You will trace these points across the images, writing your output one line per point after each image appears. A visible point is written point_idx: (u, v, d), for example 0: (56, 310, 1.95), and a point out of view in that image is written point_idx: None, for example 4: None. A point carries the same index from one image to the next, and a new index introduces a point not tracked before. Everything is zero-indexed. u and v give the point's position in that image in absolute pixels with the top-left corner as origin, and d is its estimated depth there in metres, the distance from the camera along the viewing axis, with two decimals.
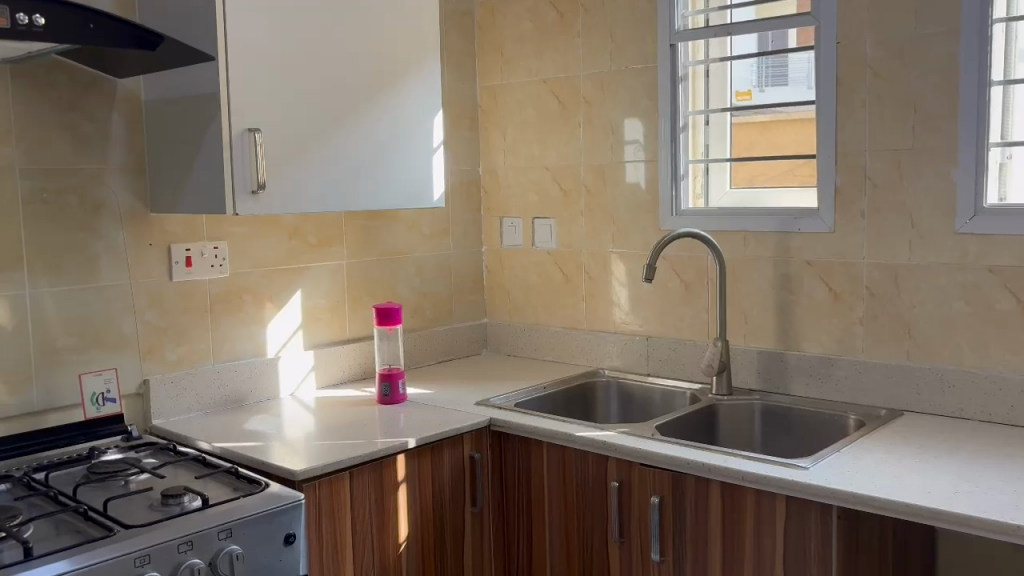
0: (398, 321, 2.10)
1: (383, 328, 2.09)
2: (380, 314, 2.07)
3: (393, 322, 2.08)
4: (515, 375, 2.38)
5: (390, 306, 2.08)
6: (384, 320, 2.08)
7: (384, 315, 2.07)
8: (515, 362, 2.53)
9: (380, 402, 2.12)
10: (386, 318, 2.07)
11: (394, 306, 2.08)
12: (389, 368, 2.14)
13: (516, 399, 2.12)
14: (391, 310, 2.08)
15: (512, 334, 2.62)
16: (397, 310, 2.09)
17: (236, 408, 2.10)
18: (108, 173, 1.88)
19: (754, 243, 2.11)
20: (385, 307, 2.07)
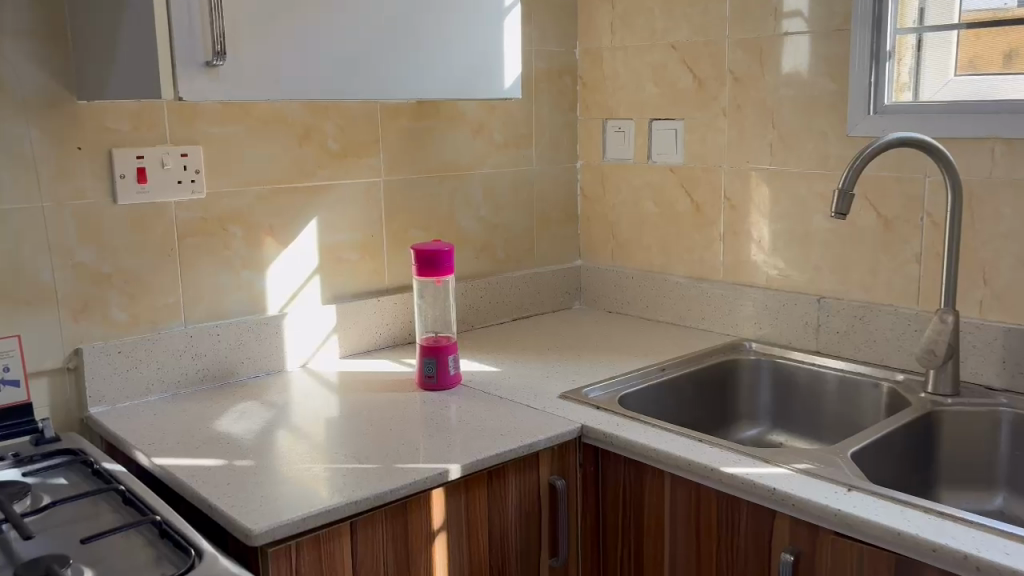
0: (448, 270, 1.41)
1: (425, 278, 1.41)
2: (420, 258, 1.39)
3: (439, 271, 1.40)
4: (618, 345, 1.67)
5: (435, 247, 1.39)
6: (425, 269, 1.39)
7: (426, 261, 1.39)
8: (618, 324, 1.82)
9: (419, 386, 1.44)
10: (429, 263, 1.39)
11: (442, 247, 1.39)
12: (435, 337, 1.46)
13: (620, 390, 1.43)
14: (437, 253, 1.39)
15: (615, 282, 1.92)
16: (446, 254, 1.40)
17: (219, 388, 1.46)
18: (6, 36, 1.22)
19: (1008, 159, 1.33)
20: (428, 248, 1.39)
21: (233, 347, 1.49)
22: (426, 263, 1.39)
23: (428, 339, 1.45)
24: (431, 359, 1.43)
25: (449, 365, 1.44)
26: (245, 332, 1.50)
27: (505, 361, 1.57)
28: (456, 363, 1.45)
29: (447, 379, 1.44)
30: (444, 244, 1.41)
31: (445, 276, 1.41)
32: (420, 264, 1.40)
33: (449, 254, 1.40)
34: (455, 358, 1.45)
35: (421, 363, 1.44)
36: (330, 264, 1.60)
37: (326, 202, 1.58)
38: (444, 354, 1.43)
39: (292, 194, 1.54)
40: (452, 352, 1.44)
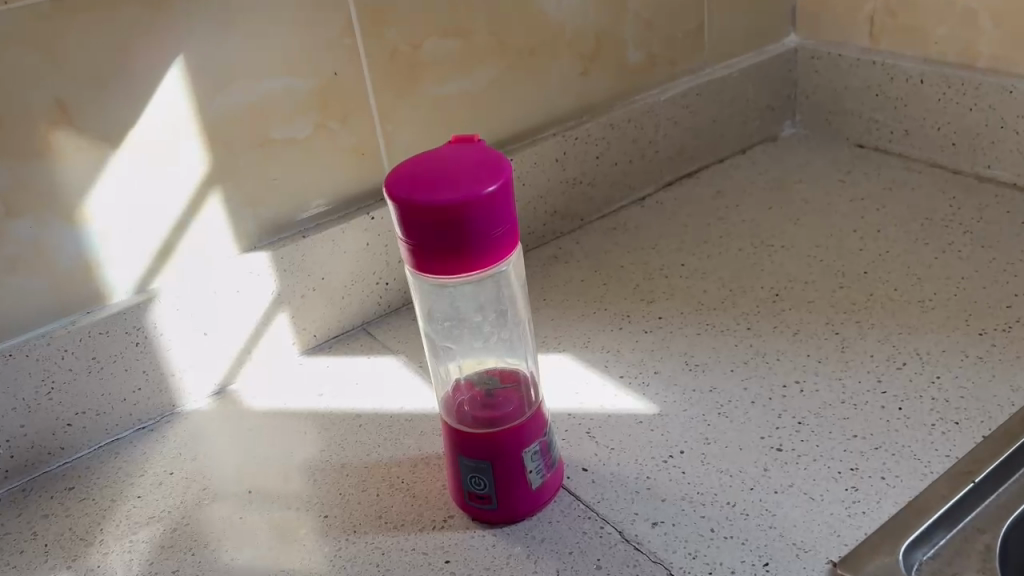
0: (502, 251, 0.49)
1: (437, 278, 0.49)
2: (412, 224, 0.47)
3: (477, 260, 0.48)
4: (918, 281, 0.74)
5: (453, 196, 0.46)
6: (432, 256, 0.48)
7: (431, 236, 0.47)
8: (891, 193, 0.86)
9: (457, 507, 0.58)
10: (443, 245, 0.47)
11: (474, 190, 0.46)
12: (489, 392, 0.56)
13: (989, 523, 0.53)
14: (463, 213, 0.46)
15: (874, 89, 0.92)
16: (488, 207, 0.47)
17: (14, 498, 0.64)
18: None
19: None
20: (433, 199, 0.46)
21: (31, 401, 0.64)
22: (433, 240, 0.47)
23: (467, 400, 0.56)
24: (476, 462, 0.54)
25: (524, 473, 0.55)
26: (52, 364, 0.64)
27: (664, 369, 0.68)
28: (545, 459, 0.56)
29: (520, 503, 0.56)
30: (482, 174, 0.47)
31: (494, 265, 0.49)
32: (416, 243, 0.48)
33: (499, 205, 0.47)
34: (543, 448, 0.56)
35: (453, 464, 0.56)
36: (242, 163, 0.69)
37: (199, 18, 0.63)
38: (507, 450, 0.54)
39: (99, 14, 0.60)
40: (530, 442, 0.55)
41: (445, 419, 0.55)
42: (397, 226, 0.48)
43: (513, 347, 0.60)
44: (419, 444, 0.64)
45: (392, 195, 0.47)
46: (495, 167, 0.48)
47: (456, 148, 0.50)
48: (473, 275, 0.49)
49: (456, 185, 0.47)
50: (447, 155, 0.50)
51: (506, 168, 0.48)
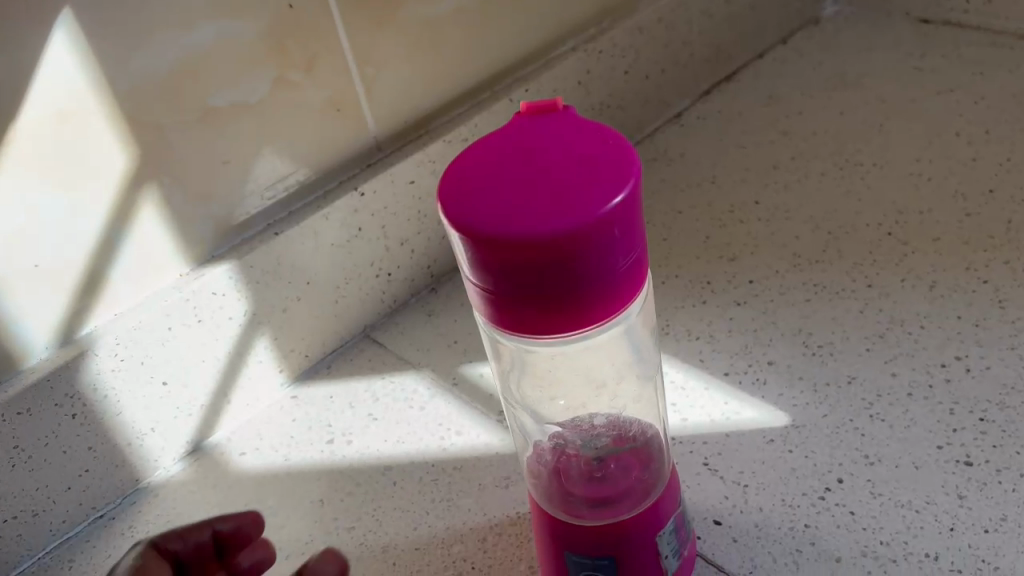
0: (626, 290, 0.33)
1: (533, 334, 0.33)
2: (491, 265, 0.31)
3: (592, 306, 0.32)
4: None
5: (555, 221, 0.30)
6: (524, 309, 0.32)
7: (520, 283, 0.31)
8: (986, 79, 0.70)
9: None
10: (543, 290, 0.31)
11: (586, 208, 0.30)
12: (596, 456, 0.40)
13: None
14: (574, 245, 0.30)
15: None
16: (607, 231, 0.31)
17: None
18: None
19: None
20: (522, 229, 0.30)
21: None
22: (525, 288, 0.31)
23: (566, 471, 0.40)
24: (592, 560, 0.38)
25: (658, 564, 0.39)
26: None
27: (780, 358, 0.52)
28: (681, 538, 0.40)
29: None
30: (592, 177, 0.31)
31: (617, 313, 0.33)
32: (498, 290, 0.32)
33: (622, 227, 0.31)
34: (677, 523, 0.40)
35: (555, 560, 0.40)
36: (180, 146, 0.49)
37: None
38: (635, 540, 0.38)
39: None
40: (663, 522, 0.39)
41: (542, 502, 0.39)
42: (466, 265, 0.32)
43: (640, 389, 0.44)
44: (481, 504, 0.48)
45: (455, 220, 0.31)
46: (610, 164, 0.32)
47: (542, 130, 0.33)
48: (586, 330, 0.33)
49: (555, 200, 0.31)
50: (529, 143, 0.33)
51: (628, 165, 0.31)
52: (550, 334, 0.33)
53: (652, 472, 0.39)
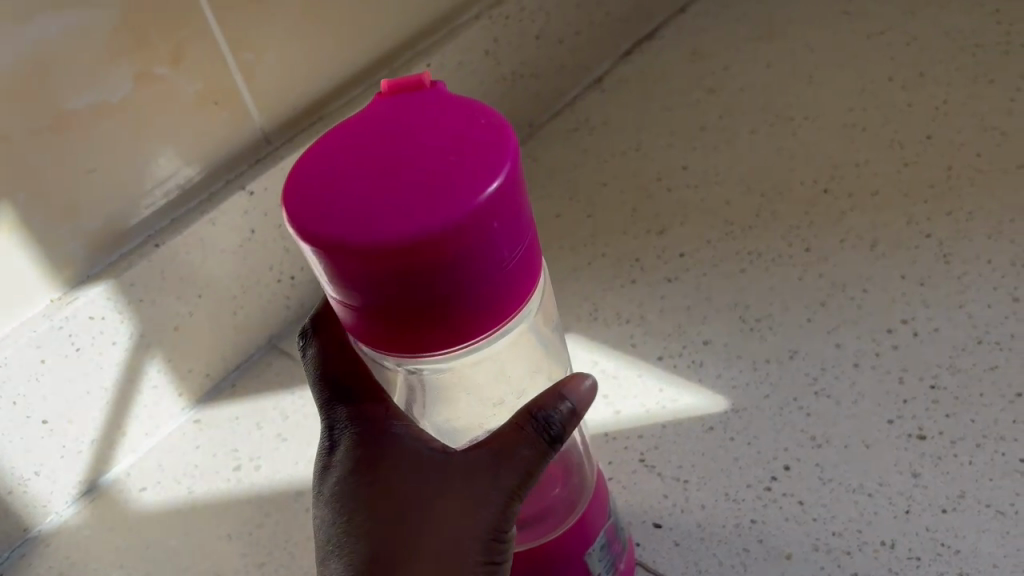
0: (516, 291, 0.28)
1: (419, 354, 0.29)
2: (353, 276, 0.26)
3: (484, 313, 0.28)
4: (1003, 137, 0.55)
5: (425, 221, 0.25)
6: (398, 322, 0.28)
7: (388, 294, 0.27)
8: (916, 18, 0.66)
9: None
10: (421, 299, 0.27)
11: (463, 200, 0.26)
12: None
13: None
14: (450, 246, 0.26)
15: None
16: (483, 227, 0.26)
17: None
18: None
19: None
20: (387, 235, 0.25)
21: None
22: (395, 299, 0.27)
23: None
24: None
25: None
26: None
27: (717, 336, 0.48)
28: (615, 554, 0.37)
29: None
30: (462, 164, 0.27)
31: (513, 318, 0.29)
32: (365, 303, 0.27)
33: (501, 220, 0.27)
34: (608, 538, 0.36)
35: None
36: (31, 157, 0.44)
37: None
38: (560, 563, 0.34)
39: None
40: (590, 541, 0.35)
41: None
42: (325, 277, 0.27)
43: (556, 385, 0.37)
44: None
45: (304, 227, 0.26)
46: (486, 145, 0.27)
47: (402, 113, 0.29)
48: (475, 341, 0.29)
49: (425, 195, 0.26)
50: (389, 127, 0.28)
51: (504, 147, 0.27)
52: (435, 348, 0.28)
53: (575, 485, 0.36)
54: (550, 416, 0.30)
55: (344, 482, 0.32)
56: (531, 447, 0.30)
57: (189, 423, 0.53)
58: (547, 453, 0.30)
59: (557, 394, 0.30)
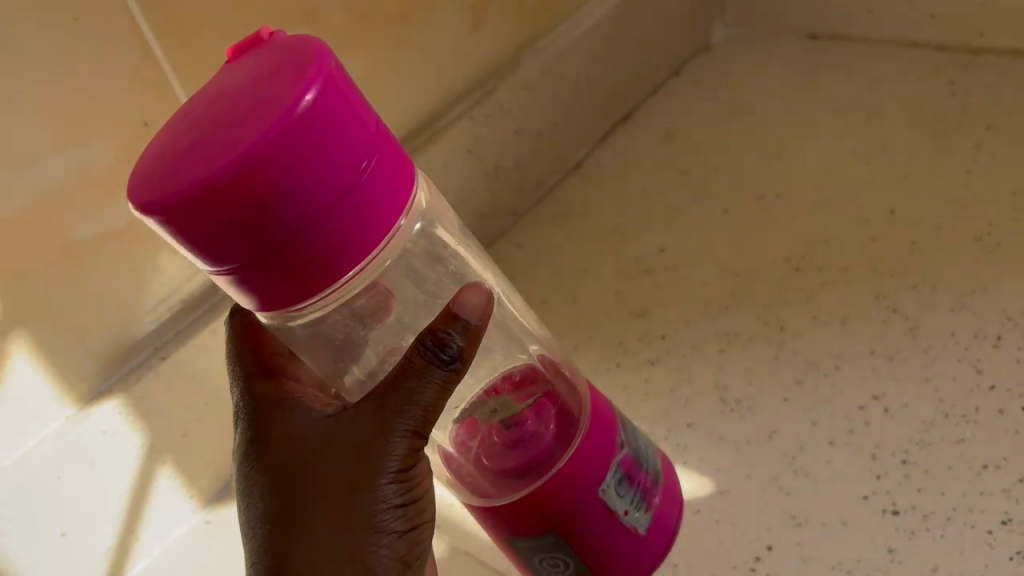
0: (384, 191, 0.31)
1: (292, 287, 0.31)
2: (221, 232, 0.29)
3: (337, 223, 0.30)
4: (962, 210, 0.58)
5: (243, 149, 0.28)
6: (282, 260, 0.30)
7: (259, 235, 0.29)
8: (877, 94, 0.70)
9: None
10: (271, 230, 0.29)
11: (271, 120, 0.28)
12: (507, 422, 0.41)
13: None
14: (274, 164, 0.28)
15: None
16: (324, 130, 0.29)
17: None
18: None
19: None
20: (211, 171, 0.28)
21: None
22: (262, 239, 0.29)
23: (487, 446, 0.41)
24: (555, 534, 0.39)
25: (619, 520, 0.40)
26: None
27: (700, 418, 0.51)
28: (635, 486, 0.41)
29: (634, 562, 0.41)
30: (276, 91, 0.29)
31: (368, 230, 0.31)
32: (238, 259, 0.29)
33: (341, 121, 0.29)
34: (625, 472, 0.40)
35: (510, 547, 0.40)
36: (43, 287, 0.47)
37: None
38: (581, 508, 0.38)
39: None
40: (602, 477, 0.39)
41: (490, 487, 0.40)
42: (194, 252, 0.29)
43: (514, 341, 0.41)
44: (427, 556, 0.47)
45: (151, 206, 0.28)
46: (289, 73, 0.30)
47: (226, 83, 0.31)
48: (341, 256, 0.30)
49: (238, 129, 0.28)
50: (213, 98, 0.31)
51: (316, 56, 0.30)
52: (309, 280, 0.31)
53: (571, 422, 0.40)
54: (440, 335, 0.35)
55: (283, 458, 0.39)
56: (424, 368, 0.35)
57: (200, 524, 0.57)
58: (436, 366, 0.35)
59: (448, 313, 0.35)
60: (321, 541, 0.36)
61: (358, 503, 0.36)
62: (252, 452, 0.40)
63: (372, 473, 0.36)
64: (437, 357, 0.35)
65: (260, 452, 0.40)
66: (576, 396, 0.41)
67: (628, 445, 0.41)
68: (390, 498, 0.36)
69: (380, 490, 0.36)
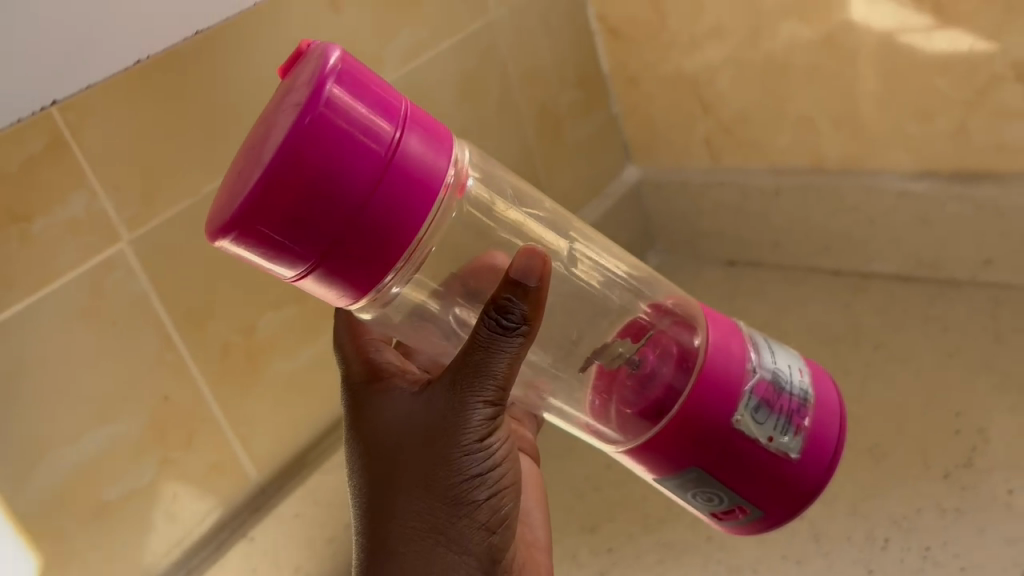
0: (420, 150, 0.39)
1: (360, 259, 0.39)
2: (297, 225, 0.36)
3: (385, 194, 0.38)
4: (855, 423, 0.70)
5: (284, 143, 0.35)
6: (359, 240, 0.38)
7: (330, 215, 0.37)
8: (788, 316, 0.84)
9: (722, 529, 0.52)
10: (330, 209, 0.37)
11: (302, 112, 0.36)
12: (637, 367, 0.51)
13: None
14: (315, 151, 0.36)
15: (731, 210, 0.89)
16: (352, 114, 0.37)
17: None
18: None
19: None
20: (266, 171, 0.35)
21: None
22: (325, 222, 0.37)
23: (620, 393, 0.51)
24: (709, 466, 0.47)
25: (764, 446, 0.48)
26: None
27: None
28: (776, 412, 0.49)
29: (794, 482, 0.49)
30: (299, 94, 0.37)
31: (410, 189, 0.39)
32: (308, 244, 0.37)
33: (357, 102, 0.37)
34: (761, 398, 0.48)
35: (669, 487, 0.50)
36: (82, 544, 0.56)
37: None
38: (720, 435, 0.47)
39: None
40: (735, 411, 0.47)
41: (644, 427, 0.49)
42: (282, 258, 0.38)
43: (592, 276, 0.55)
44: (541, 514, 0.62)
45: (232, 226, 0.36)
46: (310, 76, 0.37)
47: (267, 108, 0.40)
48: (392, 215, 0.38)
49: (281, 129, 0.36)
50: (259, 123, 0.39)
51: (326, 57, 0.38)
52: (370, 247, 0.39)
53: (688, 362, 0.49)
54: (500, 306, 0.43)
55: (376, 443, 0.49)
56: (490, 333, 0.43)
57: None
58: (502, 328, 0.43)
59: (507, 278, 0.43)
60: (415, 504, 0.47)
61: (444, 470, 0.46)
62: (355, 441, 0.51)
63: (457, 440, 0.46)
64: (502, 324, 0.43)
65: (364, 441, 0.50)
66: (685, 337, 0.51)
67: (761, 372, 0.49)
68: (472, 460, 0.47)
69: (463, 455, 0.46)
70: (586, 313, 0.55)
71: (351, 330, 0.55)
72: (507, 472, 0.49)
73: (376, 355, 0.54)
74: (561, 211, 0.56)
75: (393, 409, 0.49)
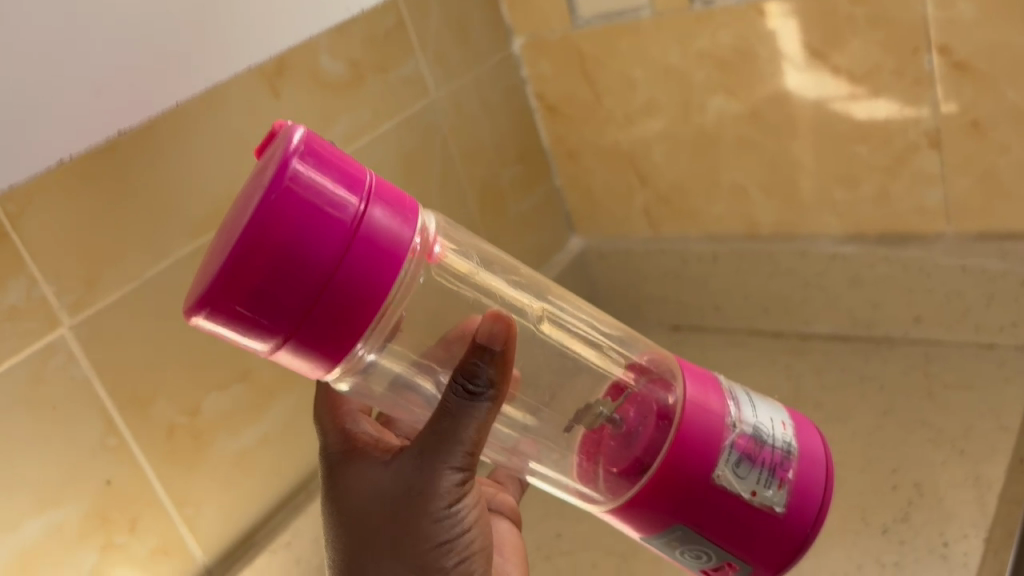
0: (386, 219, 0.40)
1: (333, 333, 0.40)
2: (265, 299, 0.37)
3: (351, 266, 0.39)
4: None
5: (248, 226, 0.37)
6: (328, 309, 0.39)
7: (299, 290, 0.38)
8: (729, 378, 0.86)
9: None
10: (297, 286, 0.38)
11: (265, 194, 0.37)
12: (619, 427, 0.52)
13: None
14: (279, 231, 0.37)
15: (671, 277, 0.92)
16: (316, 186, 0.38)
17: None
18: None
19: None
20: (233, 253, 0.37)
21: None
22: (294, 296, 0.38)
23: (602, 452, 0.52)
24: (692, 524, 0.47)
25: (748, 500, 0.48)
26: None
27: None
28: (759, 465, 0.48)
29: (782, 537, 0.48)
30: (264, 175, 0.39)
31: (377, 259, 0.40)
32: (280, 320, 0.38)
33: (319, 176, 0.38)
34: (743, 453, 0.48)
35: (658, 546, 0.50)
36: None
37: None
38: (699, 493, 0.47)
39: None
40: (715, 467, 0.47)
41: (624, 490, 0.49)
42: (255, 332, 0.38)
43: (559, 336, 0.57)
44: (522, 574, 0.63)
45: (202, 305, 0.37)
46: (273, 159, 0.39)
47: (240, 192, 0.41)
48: (363, 286, 0.39)
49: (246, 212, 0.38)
50: (232, 207, 0.41)
51: (290, 136, 0.39)
52: (342, 319, 0.39)
53: (666, 419, 0.50)
54: (468, 370, 0.44)
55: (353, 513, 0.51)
56: (460, 398, 0.44)
57: None
58: (470, 392, 0.44)
59: (475, 343, 0.44)
60: (390, 572, 0.48)
61: (415, 537, 0.48)
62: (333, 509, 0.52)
63: (428, 506, 0.47)
64: (469, 388, 0.44)
65: (341, 507, 0.51)
66: (663, 395, 0.52)
67: (742, 426, 0.49)
68: (443, 525, 0.48)
69: (434, 520, 0.48)
70: (560, 371, 0.57)
71: (329, 400, 0.57)
72: (478, 538, 0.51)
73: (353, 426, 0.56)
74: (527, 273, 0.59)
75: (368, 479, 0.50)
